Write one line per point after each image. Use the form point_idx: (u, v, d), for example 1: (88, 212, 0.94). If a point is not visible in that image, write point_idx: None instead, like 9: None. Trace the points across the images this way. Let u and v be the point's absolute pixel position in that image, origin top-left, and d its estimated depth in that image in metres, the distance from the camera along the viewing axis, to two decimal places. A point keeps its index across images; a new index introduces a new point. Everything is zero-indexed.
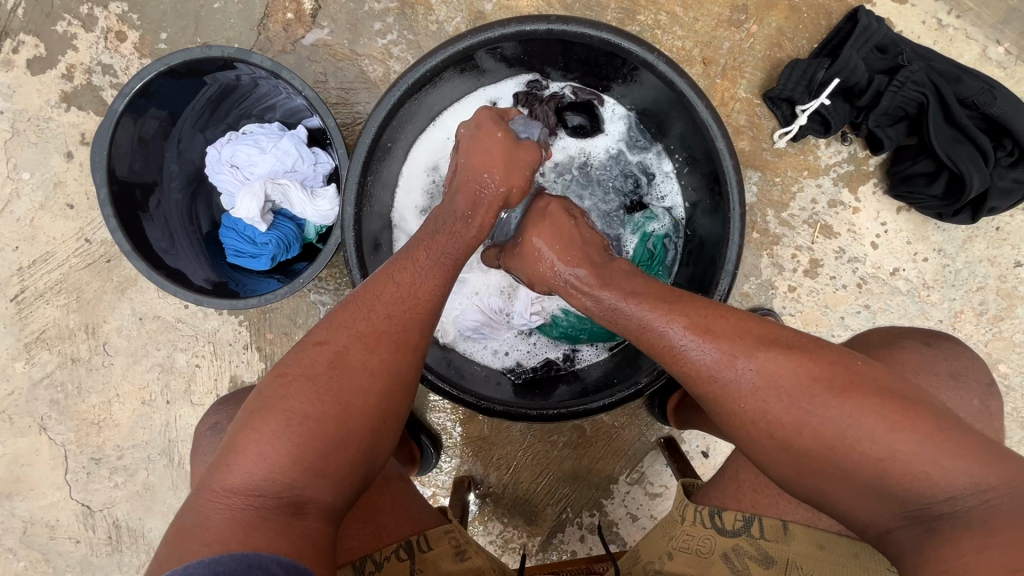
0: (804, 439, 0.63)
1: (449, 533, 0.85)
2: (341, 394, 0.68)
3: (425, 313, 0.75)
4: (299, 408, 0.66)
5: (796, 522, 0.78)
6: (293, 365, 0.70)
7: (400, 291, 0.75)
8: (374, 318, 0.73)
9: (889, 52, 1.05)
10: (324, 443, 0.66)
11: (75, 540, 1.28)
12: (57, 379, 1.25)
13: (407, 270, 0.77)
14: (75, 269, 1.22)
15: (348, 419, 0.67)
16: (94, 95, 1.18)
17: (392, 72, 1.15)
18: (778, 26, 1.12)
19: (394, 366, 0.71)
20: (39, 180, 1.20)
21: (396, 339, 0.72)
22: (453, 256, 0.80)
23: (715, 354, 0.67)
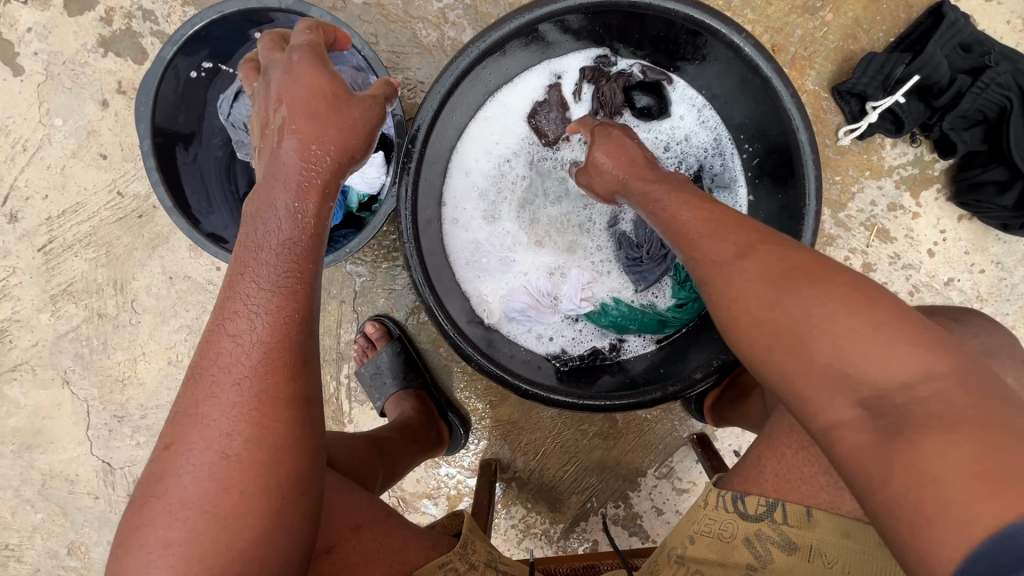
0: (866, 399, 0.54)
1: (444, 564, 0.73)
2: (208, 470, 0.57)
3: (277, 360, 0.60)
4: (161, 534, 0.55)
5: (818, 507, 0.72)
6: (145, 485, 0.58)
7: (239, 352, 0.60)
8: (219, 394, 0.59)
9: (974, 51, 1.00)
10: (207, 560, 0.55)
11: (94, 496, 1.28)
12: (82, 334, 1.22)
13: (235, 301, 0.62)
14: (105, 222, 1.18)
15: (224, 524, 0.56)
16: (133, 41, 1.13)
17: (446, 38, 1.09)
18: (855, 16, 1.07)
19: (258, 394, 0.59)
20: (72, 127, 1.16)
21: (252, 374, 0.59)
22: (276, 276, 0.62)
23: (725, 246, 0.66)
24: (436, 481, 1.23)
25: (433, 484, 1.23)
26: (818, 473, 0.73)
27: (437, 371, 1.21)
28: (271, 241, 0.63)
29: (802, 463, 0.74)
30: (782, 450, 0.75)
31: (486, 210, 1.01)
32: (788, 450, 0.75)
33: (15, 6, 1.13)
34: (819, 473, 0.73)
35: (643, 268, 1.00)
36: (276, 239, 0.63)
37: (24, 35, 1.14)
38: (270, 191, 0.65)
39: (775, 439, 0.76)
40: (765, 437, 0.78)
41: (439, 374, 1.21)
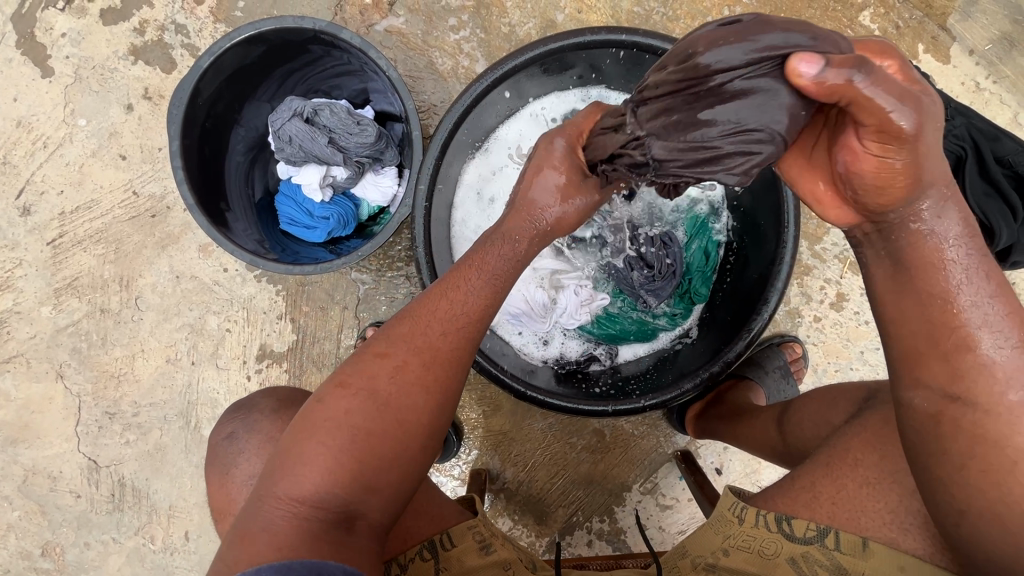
0: (977, 448, 0.59)
1: (472, 528, 0.79)
2: (404, 394, 0.66)
3: (482, 333, 0.73)
4: (356, 423, 0.64)
5: (876, 540, 0.69)
6: (354, 374, 0.67)
7: (465, 309, 0.72)
8: (433, 334, 0.70)
9: None
10: (377, 462, 0.64)
11: (76, 495, 1.26)
12: (81, 328, 1.24)
13: (472, 272, 0.74)
14: (118, 219, 1.22)
15: (402, 438, 0.65)
16: (164, 52, 1.19)
17: (460, 67, 1.18)
18: None
19: (453, 359, 0.70)
20: (94, 128, 1.21)
21: (461, 330, 0.71)
22: (515, 269, 0.77)
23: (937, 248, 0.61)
24: None
25: None
26: (881, 510, 0.70)
27: None
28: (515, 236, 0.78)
29: (864, 498, 0.71)
30: (835, 480, 0.73)
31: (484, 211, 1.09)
32: (850, 483, 0.72)
33: (53, 12, 1.19)
34: (882, 510, 0.70)
35: (656, 285, 1.04)
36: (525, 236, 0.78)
37: (57, 39, 1.20)
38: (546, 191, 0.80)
39: (837, 469, 0.73)
40: (819, 465, 0.75)
41: None
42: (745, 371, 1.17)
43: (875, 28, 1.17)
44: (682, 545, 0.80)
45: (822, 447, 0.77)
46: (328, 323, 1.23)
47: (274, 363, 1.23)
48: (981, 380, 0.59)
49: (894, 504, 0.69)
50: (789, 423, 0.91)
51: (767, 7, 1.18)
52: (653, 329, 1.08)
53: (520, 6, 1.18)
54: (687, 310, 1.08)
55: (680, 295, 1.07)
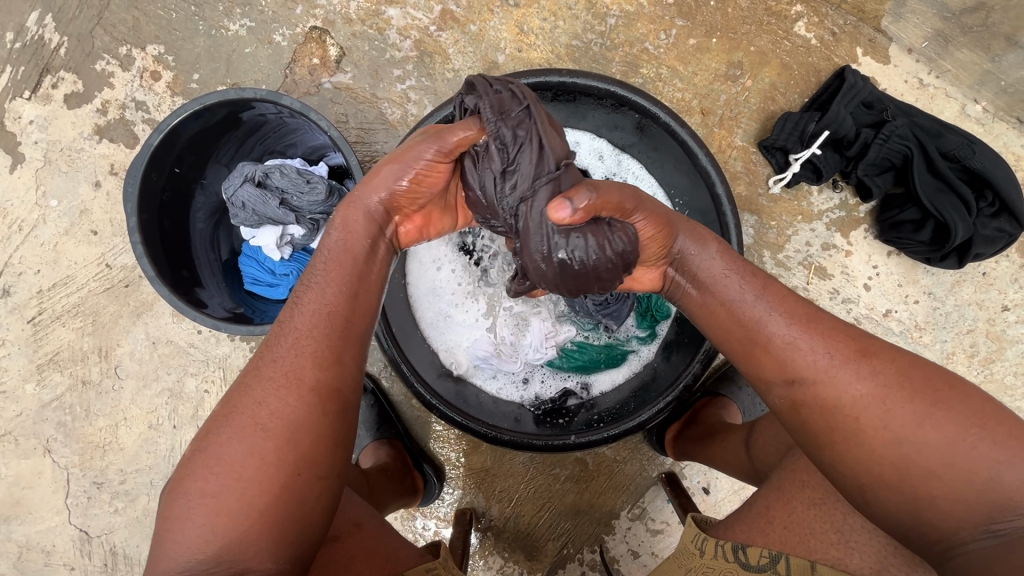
0: (827, 423, 0.65)
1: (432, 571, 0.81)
2: (245, 442, 0.64)
3: (324, 348, 0.69)
4: (197, 488, 0.63)
5: (826, 565, 0.71)
6: (197, 441, 0.67)
7: (297, 327, 0.70)
8: (266, 370, 0.68)
9: (875, 108, 1.12)
10: (232, 512, 0.61)
11: (69, 567, 1.27)
12: (65, 402, 1.26)
13: (298, 308, 0.72)
14: (93, 292, 1.25)
15: (254, 486, 0.62)
16: (127, 128, 1.24)
17: (410, 115, 1.22)
18: (771, 81, 1.20)
19: (297, 381, 0.67)
20: (66, 207, 1.25)
21: (299, 348, 0.69)
22: (342, 265, 0.75)
23: (822, 344, 0.67)
24: (413, 534, 1.25)
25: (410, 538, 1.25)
26: (828, 531, 0.72)
27: (410, 424, 1.25)
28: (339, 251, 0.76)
29: (813, 521, 0.74)
30: (786, 505, 0.76)
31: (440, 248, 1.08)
32: (799, 506, 0.75)
33: (20, 102, 1.25)
34: (829, 531, 0.72)
35: (613, 309, 1.02)
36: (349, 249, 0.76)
37: (26, 126, 1.25)
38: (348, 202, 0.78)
39: (786, 493, 0.77)
40: (773, 488, 0.79)
41: (412, 426, 1.25)
42: (718, 388, 1.17)
43: (811, 37, 1.19)
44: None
45: (774, 473, 0.81)
46: None
47: None
48: (793, 362, 0.68)
49: (839, 523, 0.72)
50: (754, 443, 0.93)
51: (703, 27, 1.20)
52: (622, 353, 1.07)
53: (462, 51, 1.22)
54: (653, 326, 1.07)
55: (642, 313, 1.07)
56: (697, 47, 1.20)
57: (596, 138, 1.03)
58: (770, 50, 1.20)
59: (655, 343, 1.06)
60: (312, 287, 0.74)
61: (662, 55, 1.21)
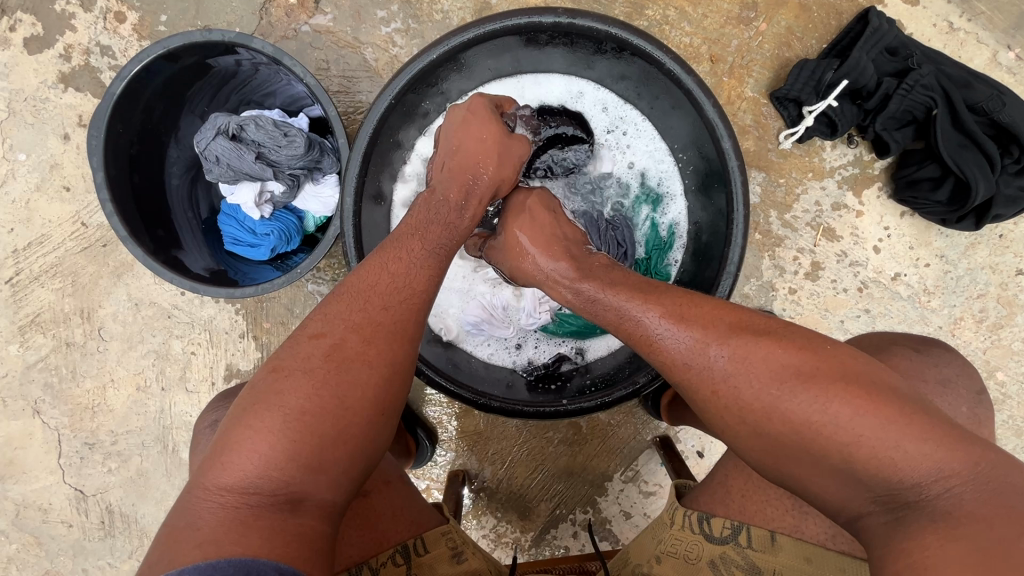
0: (765, 439, 0.62)
1: (446, 534, 0.82)
2: (352, 373, 0.66)
3: (425, 305, 0.74)
4: (293, 404, 0.63)
5: (784, 533, 0.70)
6: (289, 357, 0.67)
7: (405, 274, 0.75)
8: (370, 311, 0.70)
9: (899, 54, 1.04)
10: (318, 437, 0.63)
11: (68, 524, 1.28)
12: (51, 363, 1.24)
13: (406, 257, 0.76)
14: (70, 252, 1.20)
15: (345, 417, 0.64)
16: (93, 76, 1.16)
17: (396, 61, 1.13)
18: (788, 25, 1.10)
19: (405, 329, 0.71)
20: (35, 161, 1.19)
21: (407, 295, 0.73)
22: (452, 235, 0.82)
23: (690, 334, 0.67)
24: None
25: None
26: (783, 496, 0.71)
27: None
28: (445, 223, 0.82)
29: (766, 486, 0.72)
30: (743, 472, 0.73)
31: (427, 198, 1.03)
32: (755, 472, 0.72)
33: None
34: (784, 496, 0.71)
35: None
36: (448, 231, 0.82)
37: None
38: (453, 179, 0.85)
39: (743, 459, 0.74)
40: (731, 456, 0.76)
41: None
42: None
43: None
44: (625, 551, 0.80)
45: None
46: None
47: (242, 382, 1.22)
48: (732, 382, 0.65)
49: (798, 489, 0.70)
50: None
51: None
52: None
53: None
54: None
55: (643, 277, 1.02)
56: None
57: (601, 89, 1.00)
58: None
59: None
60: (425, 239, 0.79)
61: None
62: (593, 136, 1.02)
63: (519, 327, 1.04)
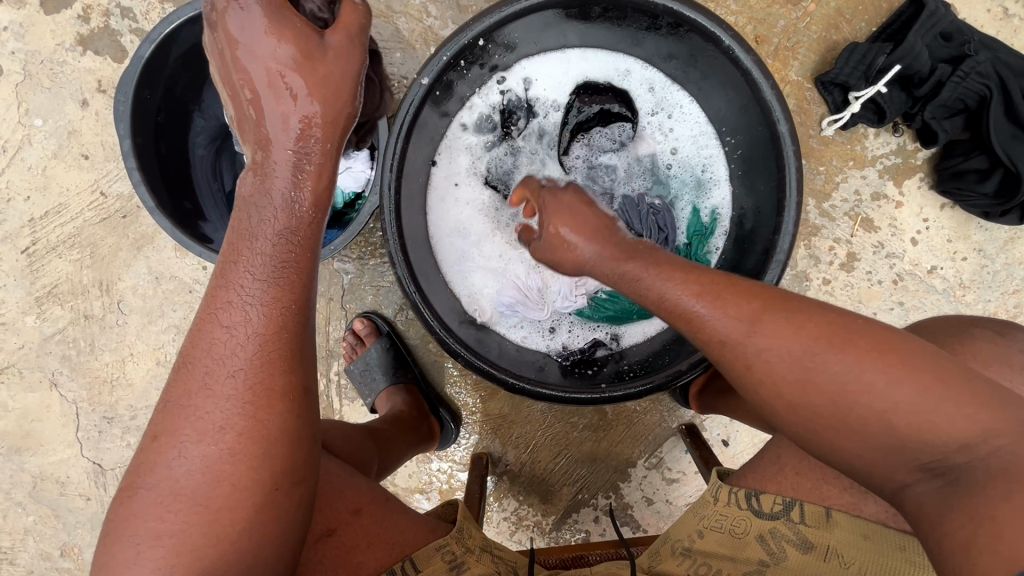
0: (824, 423, 0.60)
1: (442, 548, 0.76)
2: (207, 470, 0.58)
3: (280, 351, 0.61)
4: (149, 526, 0.57)
5: (840, 509, 0.71)
6: (135, 472, 0.59)
7: (244, 328, 0.60)
8: (211, 381, 0.59)
9: (954, 40, 1.00)
10: (195, 548, 0.57)
11: (85, 498, 1.28)
12: (69, 336, 1.22)
13: (238, 306, 0.60)
14: (89, 223, 1.17)
15: (221, 517, 0.58)
16: (113, 39, 1.11)
17: (430, 32, 1.09)
18: (837, 6, 1.07)
19: (262, 389, 0.60)
20: (52, 127, 1.15)
21: (256, 351, 0.60)
22: (287, 253, 0.62)
23: (729, 318, 0.63)
24: (428, 476, 1.25)
25: (424, 479, 1.25)
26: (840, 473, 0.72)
27: (425, 367, 1.22)
28: (267, 241, 0.61)
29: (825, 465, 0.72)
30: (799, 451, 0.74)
31: (468, 171, 1.00)
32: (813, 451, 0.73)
33: None
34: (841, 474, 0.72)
35: None
36: (279, 248, 0.62)
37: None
38: (265, 180, 0.62)
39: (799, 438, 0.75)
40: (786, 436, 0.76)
41: (427, 370, 1.22)
42: None
43: None
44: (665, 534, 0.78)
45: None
46: None
47: None
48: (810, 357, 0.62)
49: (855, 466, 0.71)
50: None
51: None
52: None
53: None
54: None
55: None
56: None
57: (648, 69, 0.96)
58: None
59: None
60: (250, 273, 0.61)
61: None
62: (637, 116, 0.99)
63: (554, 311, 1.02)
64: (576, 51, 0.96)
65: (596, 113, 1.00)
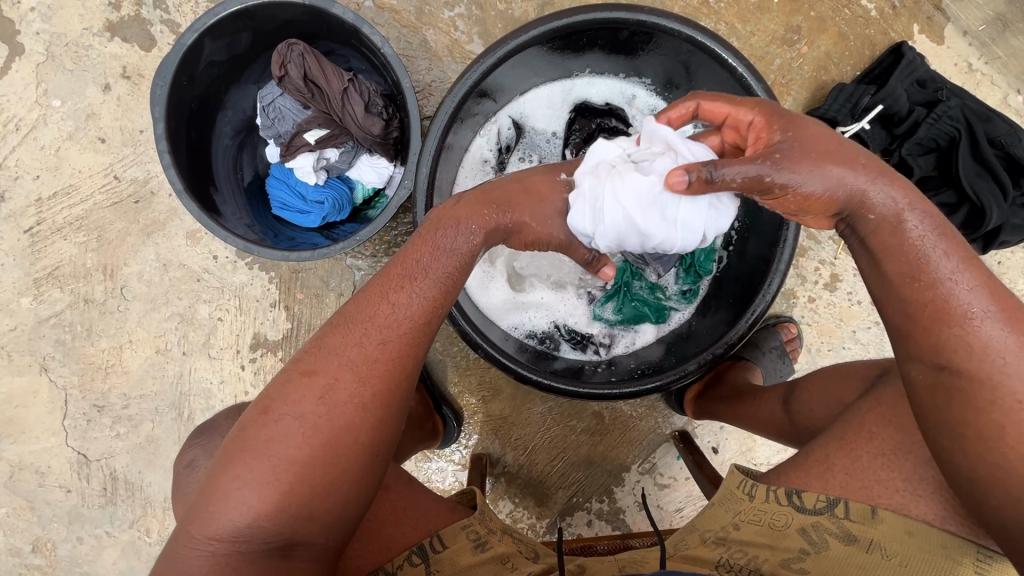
0: (970, 426, 0.61)
1: (467, 527, 0.78)
2: (340, 425, 0.65)
3: (420, 340, 0.70)
4: (282, 453, 0.63)
5: (884, 508, 0.73)
6: (278, 400, 0.66)
7: (404, 311, 0.70)
8: (368, 347, 0.68)
9: (928, 87, 1.13)
10: (308, 487, 0.63)
11: (65, 490, 1.23)
12: (65, 319, 1.19)
13: (402, 292, 0.70)
14: (99, 206, 1.17)
15: (339, 465, 0.64)
16: (142, 28, 1.13)
17: (456, 44, 1.15)
18: (826, 50, 1.18)
19: (399, 370, 0.69)
20: (70, 109, 1.15)
21: (405, 333, 0.70)
22: (452, 268, 0.73)
23: (993, 320, 0.60)
24: (427, 475, 1.26)
25: (423, 477, 1.26)
26: (895, 479, 0.73)
27: (430, 365, 1.24)
28: (447, 250, 0.72)
29: (878, 469, 0.74)
30: (852, 454, 0.76)
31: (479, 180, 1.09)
32: (865, 454, 0.75)
33: None
34: (896, 479, 0.73)
35: None
36: (456, 260, 0.73)
37: (26, 14, 1.13)
38: (452, 209, 0.74)
39: (852, 443, 0.76)
40: (834, 438, 0.78)
41: (432, 368, 1.24)
42: (742, 352, 1.19)
43: (871, 8, 1.17)
44: (691, 522, 0.82)
45: (836, 423, 0.80)
46: (323, 311, 1.20)
47: (268, 351, 1.20)
48: (905, 272, 0.63)
49: (908, 472, 0.73)
50: (796, 404, 0.94)
51: None
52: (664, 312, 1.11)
53: None
54: (696, 282, 1.10)
55: (688, 268, 1.10)
56: (757, 6, 1.18)
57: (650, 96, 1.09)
58: (829, 17, 1.18)
59: (697, 301, 1.10)
60: (423, 268, 0.72)
61: (721, 10, 1.17)
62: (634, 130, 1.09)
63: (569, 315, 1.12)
64: (586, 78, 1.08)
65: (595, 128, 1.10)
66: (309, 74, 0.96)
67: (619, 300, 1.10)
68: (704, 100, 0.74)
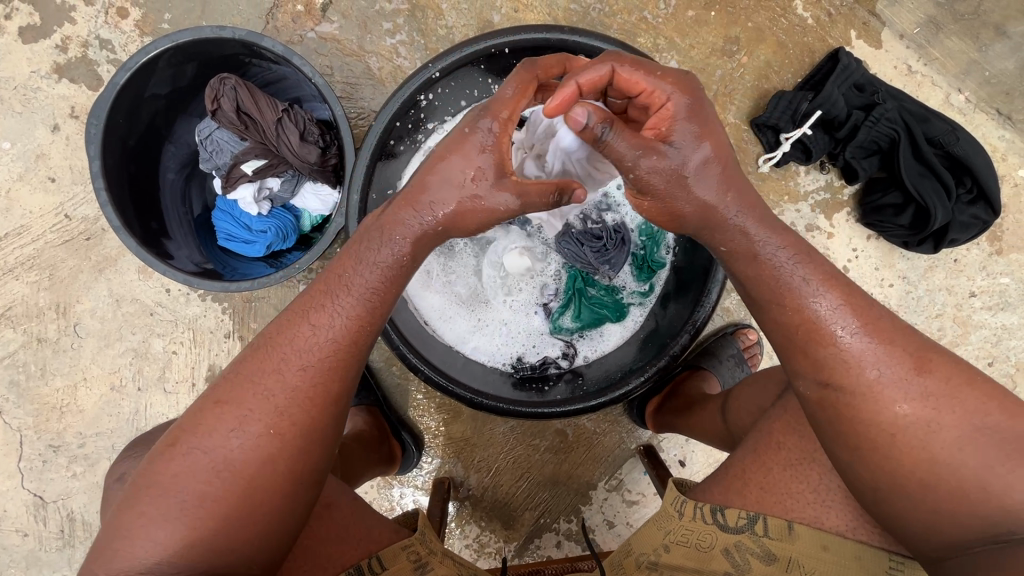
0: (893, 469, 0.62)
1: (409, 547, 0.78)
2: (254, 453, 0.64)
3: (344, 360, 0.68)
4: (194, 487, 0.63)
5: (801, 523, 0.73)
6: (189, 431, 0.65)
7: (327, 333, 0.67)
8: (285, 373, 0.66)
9: (866, 90, 1.14)
10: (223, 518, 0.62)
11: (23, 533, 1.21)
12: (19, 360, 1.19)
13: (322, 313, 0.68)
14: (50, 245, 1.17)
15: (253, 496, 0.64)
16: (89, 68, 1.15)
17: (398, 70, 1.17)
18: (766, 59, 1.20)
19: (326, 391, 0.67)
20: (20, 151, 1.16)
21: (330, 355, 0.67)
22: (383, 284, 0.69)
23: (902, 363, 0.62)
24: (389, 501, 1.24)
25: (386, 505, 1.24)
26: (805, 490, 0.74)
27: (389, 389, 1.23)
28: (372, 265, 0.68)
29: (789, 481, 0.75)
30: (762, 466, 0.76)
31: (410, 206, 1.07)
32: (775, 466, 0.76)
33: None
34: (806, 491, 0.74)
35: (611, 254, 1.02)
36: (375, 274, 0.68)
37: None
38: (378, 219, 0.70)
39: (763, 455, 0.77)
40: (749, 450, 0.78)
41: (391, 392, 1.23)
42: (700, 362, 1.17)
43: (808, 16, 1.19)
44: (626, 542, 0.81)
45: (748, 436, 0.81)
46: None
47: None
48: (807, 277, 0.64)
49: (814, 482, 0.74)
50: (729, 412, 0.93)
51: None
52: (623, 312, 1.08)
53: (456, 7, 1.17)
54: (650, 279, 1.07)
55: (640, 266, 1.07)
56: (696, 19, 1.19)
57: None
58: (767, 26, 1.19)
59: (654, 297, 1.08)
60: (344, 289, 0.68)
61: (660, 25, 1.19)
62: None
63: (529, 333, 1.09)
64: None
65: None
66: (242, 107, 0.97)
67: (576, 306, 1.07)
68: (621, 65, 0.65)
